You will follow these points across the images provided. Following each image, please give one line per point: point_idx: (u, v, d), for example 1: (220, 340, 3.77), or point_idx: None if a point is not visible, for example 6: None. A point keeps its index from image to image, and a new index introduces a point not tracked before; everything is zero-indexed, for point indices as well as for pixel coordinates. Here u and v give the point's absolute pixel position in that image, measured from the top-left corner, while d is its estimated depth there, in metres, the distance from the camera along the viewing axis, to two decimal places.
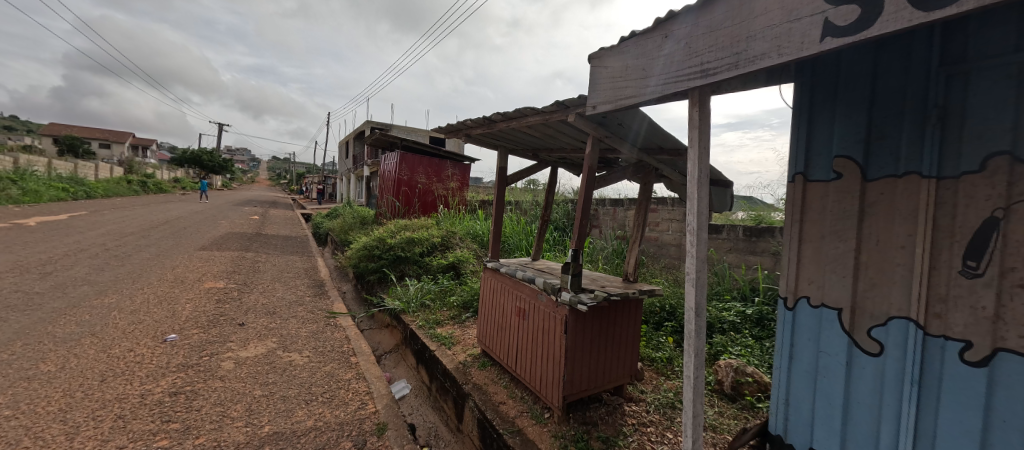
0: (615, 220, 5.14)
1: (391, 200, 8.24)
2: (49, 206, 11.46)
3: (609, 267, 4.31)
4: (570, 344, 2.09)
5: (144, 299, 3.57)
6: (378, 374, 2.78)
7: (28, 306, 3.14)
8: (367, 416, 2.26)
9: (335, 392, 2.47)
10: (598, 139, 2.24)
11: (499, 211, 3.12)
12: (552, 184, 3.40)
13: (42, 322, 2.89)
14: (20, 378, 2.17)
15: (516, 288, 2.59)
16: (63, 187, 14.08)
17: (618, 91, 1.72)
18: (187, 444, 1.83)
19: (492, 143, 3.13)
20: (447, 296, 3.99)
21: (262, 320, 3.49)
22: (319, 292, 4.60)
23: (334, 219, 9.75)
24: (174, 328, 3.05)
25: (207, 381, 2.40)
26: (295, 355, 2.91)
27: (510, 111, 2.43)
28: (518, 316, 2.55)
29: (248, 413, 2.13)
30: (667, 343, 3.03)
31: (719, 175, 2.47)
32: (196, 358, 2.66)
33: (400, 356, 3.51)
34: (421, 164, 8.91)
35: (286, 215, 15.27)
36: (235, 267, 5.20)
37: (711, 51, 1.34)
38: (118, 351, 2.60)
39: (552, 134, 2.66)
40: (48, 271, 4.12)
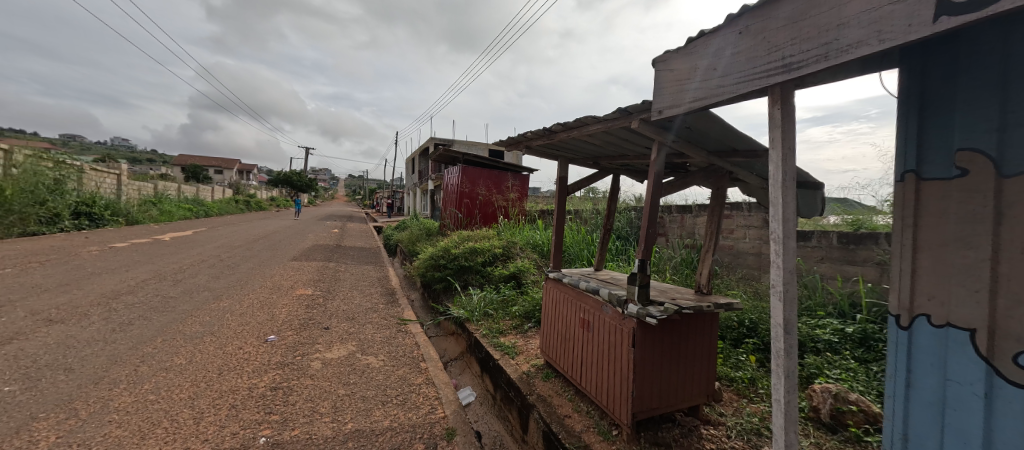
0: (683, 227, 4.86)
1: (454, 212, 8.60)
2: (180, 223, 13.74)
3: (679, 278, 4.08)
4: (638, 359, 2.00)
5: (250, 303, 4.10)
6: (446, 381, 2.89)
7: (166, 308, 3.76)
8: (437, 421, 2.35)
9: (407, 395, 2.61)
10: (664, 144, 2.14)
11: (560, 221, 3.12)
12: (614, 192, 3.32)
13: (176, 321, 3.45)
14: (162, 368, 2.61)
15: (579, 299, 2.56)
16: (188, 208, 16.78)
17: (685, 94, 1.66)
18: (285, 435, 2.04)
19: (552, 153, 3.14)
20: (510, 306, 4.04)
21: (343, 324, 3.81)
22: (391, 299, 4.92)
23: (402, 231, 10.41)
24: (273, 330, 3.45)
25: (300, 378, 2.67)
26: (372, 358, 3.13)
27: (570, 121, 2.43)
28: (581, 327, 2.51)
29: (334, 410, 2.32)
30: (749, 361, 2.76)
31: (806, 176, 2.23)
32: (291, 357, 2.98)
33: (465, 363, 3.62)
34: (481, 177, 9.20)
35: (361, 228, 16.63)
36: (320, 276, 5.77)
37: (794, 43, 1.24)
38: (231, 348, 3.00)
39: (614, 141, 2.60)
40: (180, 278, 4.91)
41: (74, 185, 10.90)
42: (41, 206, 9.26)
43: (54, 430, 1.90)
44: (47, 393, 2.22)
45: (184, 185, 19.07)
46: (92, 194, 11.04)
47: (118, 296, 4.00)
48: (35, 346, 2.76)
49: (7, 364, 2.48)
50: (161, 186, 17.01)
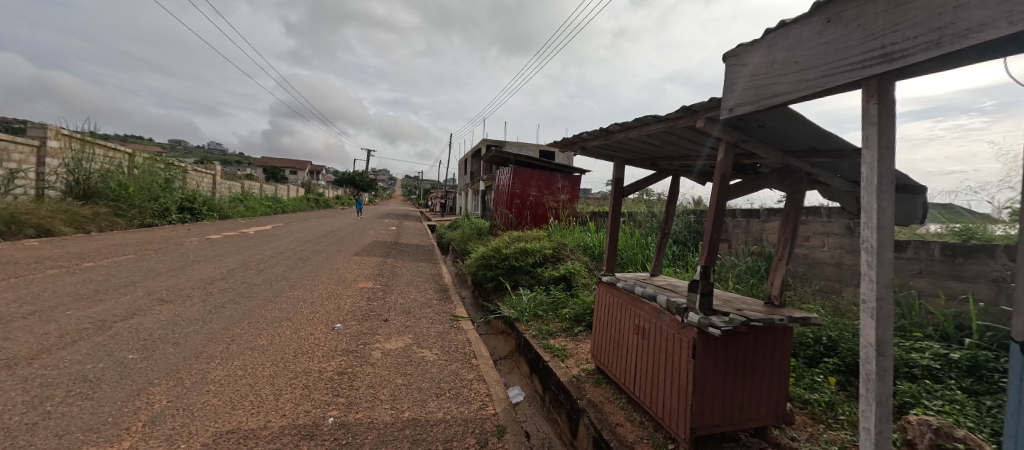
0: (750, 233, 4.53)
1: (504, 213, 8.73)
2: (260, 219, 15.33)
3: (743, 287, 3.80)
4: (700, 371, 1.88)
5: (320, 293, 4.46)
6: (496, 378, 2.93)
7: (251, 294, 4.21)
8: (488, 417, 2.39)
9: (459, 389, 2.69)
10: (732, 144, 2.00)
11: (614, 223, 3.04)
12: (673, 195, 3.17)
13: (259, 306, 3.85)
14: (248, 347, 2.92)
15: (634, 305, 2.47)
16: (268, 205, 18.67)
17: (761, 89, 1.54)
18: (351, 417, 2.19)
19: (607, 154, 3.08)
20: (559, 308, 4.01)
21: (400, 317, 4.02)
22: (444, 296, 5.10)
23: (454, 231, 10.75)
24: (339, 319, 3.72)
25: (363, 365, 2.85)
26: (427, 351, 3.27)
27: (628, 121, 2.36)
28: (636, 334, 2.42)
29: (393, 398, 2.46)
30: (827, 384, 2.50)
31: (905, 179, 1.98)
32: (355, 345, 3.19)
33: (514, 362, 3.64)
34: (533, 178, 9.23)
35: (416, 226, 17.40)
36: (379, 271, 6.14)
37: (897, 30, 1.10)
38: (304, 333, 3.29)
39: (675, 141, 2.49)
40: (262, 268, 5.48)
41: (180, 183, 12.57)
42: (155, 202, 10.79)
43: (165, 394, 2.21)
44: (160, 362, 2.57)
45: (264, 184, 21.22)
46: (194, 191, 12.65)
47: (214, 282, 4.55)
48: (152, 322, 3.22)
49: (130, 335, 2.92)
50: (246, 185, 19.07)
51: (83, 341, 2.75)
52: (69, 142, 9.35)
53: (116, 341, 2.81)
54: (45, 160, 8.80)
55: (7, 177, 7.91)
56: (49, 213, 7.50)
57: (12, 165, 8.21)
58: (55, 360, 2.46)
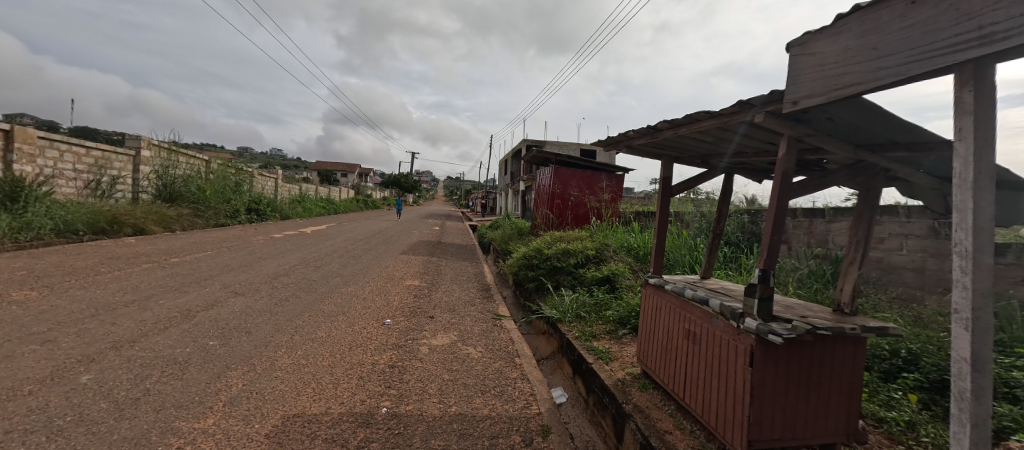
0: (812, 235, 4.21)
1: (545, 213, 8.72)
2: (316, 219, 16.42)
3: (805, 292, 3.54)
4: (758, 380, 1.76)
5: (371, 290, 4.70)
6: (539, 378, 2.94)
7: (310, 289, 4.52)
8: (532, 416, 2.39)
9: (504, 387, 2.73)
10: (795, 139, 1.86)
11: (661, 223, 2.94)
12: (727, 194, 3.02)
13: (318, 300, 4.13)
14: (309, 338, 3.14)
15: (684, 309, 2.38)
16: (322, 207, 19.96)
17: (832, 80, 1.43)
18: (402, 408, 2.29)
19: (655, 152, 2.99)
20: (603, 310, 3.94)
21: (446, 315, 4.15)
22: (486, 295, 5.19)
23: (495, 231, 10.91)
24: (389, 315, 3.91)
25: (412, 360, 2.97)
26: (471, 349, 3.34)
27: (678, 118, 2.27)
28: (686, 339, 2.33)
29: (441, 392, 2.54)
30: (908, 401, 2.26)
31: (1006, 174, 1.76)
32: (404, 340, 3.34)
33: (557, 363, 3.62)
34: (574, 178, 9.12)
35: (458, 226, 17.79)
36: (424, 269, 6.37)
37: (999, 7, 0.98)
38: (358, 328, 3.48)
39: (729, 138, 2.36)
40: (320, 265, 5.87)
41: (247, 186, 13.76)
42: (227, 203, 11.90)
43: (240, 378, 2.43)
44: (235, 349, 2.84)
45: (318, 186, 22.70)
46: (259, 194, 13.79)
47: (278, 277, 4.93)
48: (228, 312, 3.56)
49: (211, 324, 3.24)
50: (304, 188, 20.49)
51: (173, 328, 3.09)
52: (158, 151, 10.53)
53: (199, 329, 3.14)
54: (139, 168, 9.98)
55: (110, 182, 9.06)
56: (143, 214, 8.49)
57: (113, 172, 9.38)
58: (152, 344, 2.79)
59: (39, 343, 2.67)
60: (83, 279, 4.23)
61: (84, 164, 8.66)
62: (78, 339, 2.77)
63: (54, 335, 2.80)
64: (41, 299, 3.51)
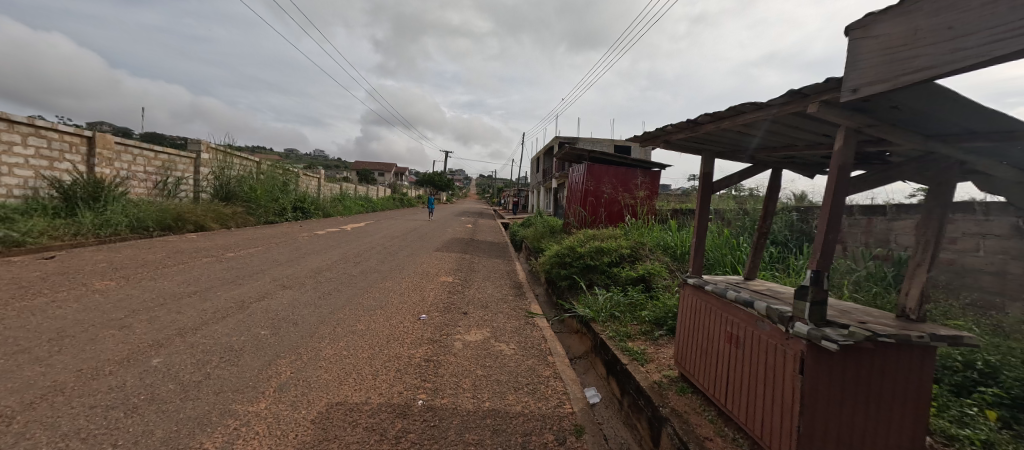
0: (871, 234, 3.89)
1: (578, 211, 8.61)
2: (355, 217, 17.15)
3: (863, 296, 3.28)
4: (811, 390, 1.64)
5: (407, 286, 4.84)
6: (572, 377, 2.91)
7: (351, 283, 4.73)
8: (565, 415, 2.37)
9: (537, 385, 2.72)
10: (854, 130, 1.71)
11: (702, 221, 2.82)
12: (774, 190, 2.85)
13: (358, 295, 4.31)
14: (350, 331, 3.29)
15: (726, 311, 2.27)
16: (361, 205, 20.83)
17: (900, 65, 1.30)
18: (437, 401, 2.35)
19: (694, 147, 2.87)
20: (638, 310, 3.85)
21: (479, 311, 4.20)
22: (519, 293, 5.21)
23: (527, 228, 10.93)
24: (424, 310, 4.01)
25: (446, 355, 3.04)
26: (504, 345, 3.37)
27: (720, 111, 2.16)
28: (728, 342, 2.22)
29: (475, 388, 2.58)
30: (985, 419, 2.03)
31: None
32: (439, 335, 3.41)
33: (590, 363, 3.57)
34: (608, 174, 8.91)
35: (490, 224, 17.91)
36: (458, 266, 6.48)
37: None
38: (394, 322, 3.60)
39: (778, 130, 2.22)
40: (360, 261, 6.13)
41: (294, 186, 14.61)
42: (276, 202, 12.68)
43: (289, 367, 2.59)
44: (284, 339, 3.03)
45: (358, 185, 23.70)
46: (304, 193, 14.59)
47: (322, 272, 5.20)
48: (278, 304, 3.80)
49: (262, 315, 3.47)
50: (344, 187, 21.47)
51: (230, 318, 3.34)
52: (215, 154, 11.39)
53: (253, 319, 3.37)
54: (200, 169, 10.84)
55: (174, 183, 9.91)
56: (202, 212, 9.22)
57: (178, 174, 10.25)
58: (211, 332, 3.03)
59: (118, 328, 2.97)
60: (153, 271, 4.67)
61: (153, 167, 9.52)
62: (150, 326, 3.06)
63: (130, 321, 3.11)
64: (119, 288, 3.91)
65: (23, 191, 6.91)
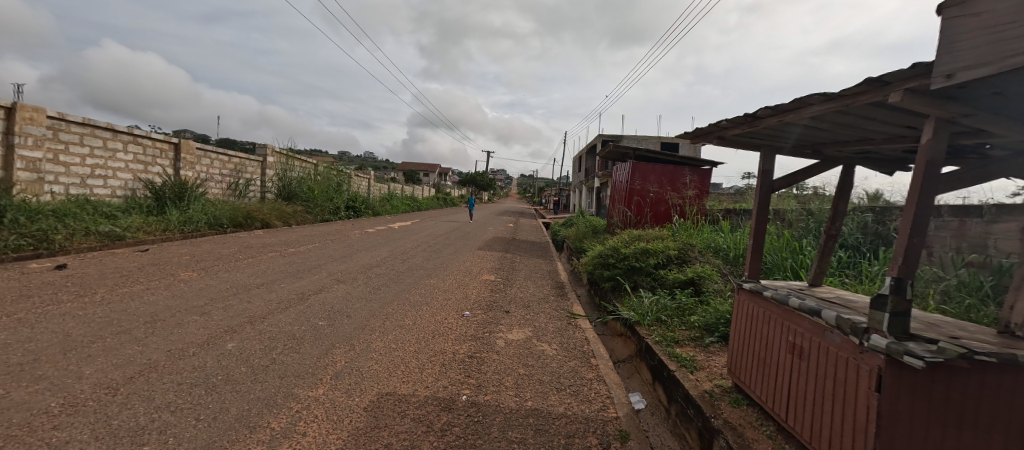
0: (964, 238, 3.44)
1: (622, 210, 8.38)
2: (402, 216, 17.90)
3: (953, 308, 2.90)
4: (890, 412, 1.46)
5: (451, 283, 4.97)
6: (616, 381, 2.84)
7: (399, 279, 4.94)
8: (610, 420, 2.31)
9: (579, 387, 2.69)
10: (946, 120, 1.52)
11: (760, 222, 2.63)
12: (845, 189, 2.60)
13: (405, 290, 4.49)
14: (398, 325, 3.44)
15: (788, 319, 2.10)
16: (407, 205, 21.69)
17: (1005, 44, 1.13)
18: (481, 398, 2.40)
19: (752, 142, 2.69)
20: (686, 315, 3.68)
21: (520, 310, 4.22)
22: (560, 293, 5.17)
23: (568, 228, 10.83)
24: (467, 307, 4.10)
25: (489, 352, 3.08)
26: (546, 345, 3.36)
27: (783, 104, 2.00)
28: (790, 353, 2.06)
29: (518, 386, 2.60)
30: None
31: None
32: (481, 332, 3.48)
33: (634, 368, 3.46)
34: (654, 173, 8.56)
35: (532, 224, 17.96)
36: (499, 264, 6.55)
37: None
38: (440, 318, 3.72)
39: (851, 122, 2.02)
40: (406, 258, 6.38)
41: (347, 186, 15.53)
42: (331, 202, 13.55)
43: (344, 356, 2.76)
44: (340, 330, 3.23)
45: (405, 186, 24.76)
46: (355, 193, 15.47)
47: (372, 268, 5.47)
48: (333, 297, 4.05)
49: (320, 306, 3.73)
50: (392, 187, 22.51)
51: (292, 308, 3.62)
52: (279, 157, 12.40)
53: (312, 310, 3.63)
54: (266, 171, 11.83)
55: (244, 184, 10.90)
56: (267, 211, 10.05)
57: (247, 176, 11.28)
58: (276, 321, 3.29)
59: (199, 315, 3.31)
60: (227, 263, 5.16)
61: (227, 169, 10.52)
62: (225, 313, 3.38)
63: (209, 308, 3.46)
64: (200, 279, 4.36)
65: (124, 192, 7.93)
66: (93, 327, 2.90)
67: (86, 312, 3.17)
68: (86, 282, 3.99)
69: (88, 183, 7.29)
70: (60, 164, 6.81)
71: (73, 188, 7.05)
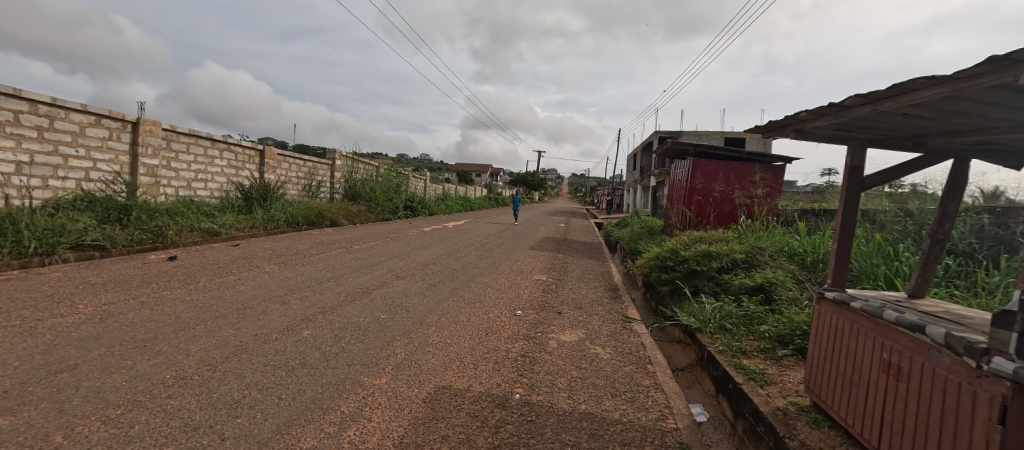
0: None
1: (682, 211, 7.94)
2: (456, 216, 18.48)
3: None
4: None
5: (503, 282, 5.04)
6: (675, 390, 2.70)
7: (454, 277, 5.12)
8: (669, 431, 2.20)
9: (635, 394, 2.60)
10: None
11: (847, 224, 2.36)
12: (957, 188, 2.25)
13: (459, 288, 4.64)
14: (454, 321, 3.57)
15: (883, 335, 1.85)
16: (460, 205, 22.41)
17: None
18: (534, 397, 2.41)
19: (838, 136, 2.41)
20: (755, 324, 3.41)
21: (573, 312, 4.18)
22: (614, 295, 5.03)
23: (622, 229, 10.51)
24: (519, 307, 4.13)
25: (542, 352, 3.09)
26: (600, 349, 3.29)
27: (878, 92, 1.77)
28: (883, 371, 1.81)
29: (570, 389, 2.57)
30: None
31: None
32: (534, 332, 3.49)
33: (695, 377, 3.27)
34: (717, 170, 8.02)
35: (584, 224, 17.69)
36: (551, 265, 6.53)
37: None
38: (494, 316, 3.79)
39: (967, 109, 1.73)
40: (460, 256, 6.58)
41: (406, 187, 16.38)
42: (391, 202, 14.37)
43: (404, 348, 2.91)
44: (401, 323, 3.41)
45: (458, 186, 25.59)
46: (413, 194, 16.27)
47: (429, 265, 5.72)
48: (394, 292, 4.30)
49: (383, 301, 3.98)
50: (447, 188, 23.40)
51: (358, 301, 3.91)
52: (346, 161, 13.41)
53: (376, 303, 3.88)
54: (334, 174, 12.86)
55: (316, 185, 11.93)
56: (336, 210, 10.91)
57: (319, 178, 12.34)
58: (345, 312, 3.57)
59: (280, 303, 3.69)
60: (303, 258, 5.69)
61: (302, 173, 11.58)
62: (301, 303, 3.73)
63: (288, 298, 3.84)
64: (281, 271, 4.85)
65: (220, 194, 9.06)
66: (198, 311, 3.35)
67: (192, 298, 3.67)
68: (192, 272, 4.61)
69: (193, 186, 8.43)
70: (171, 170, 7.92)
71: (181, 190, 8.17)
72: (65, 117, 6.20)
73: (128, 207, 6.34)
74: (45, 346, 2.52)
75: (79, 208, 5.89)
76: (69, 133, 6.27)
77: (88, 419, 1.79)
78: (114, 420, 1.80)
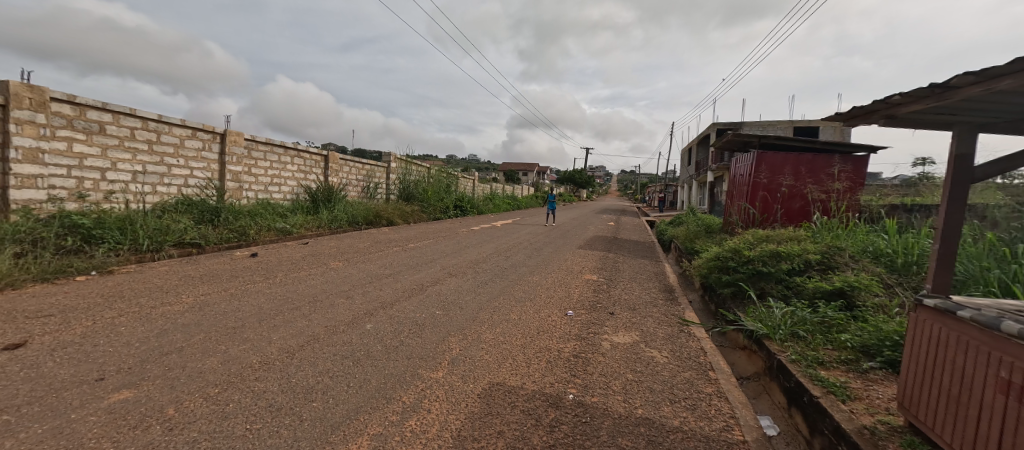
0: None
1: (744, 208, 7.43)
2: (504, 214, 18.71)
3: None
4: None
5: (553, 281, 5.02)
6: (741, 400, 2.53)
7: (505, 276, 5.18)
8: (735, 443, 2.06)
9: (696, 401, 2.47)
10: None
11: (953, 222, 2.06)
12: None
13: (510, 286, 4.70)
14: (506, 319, 3.62)
15: (998, 350, 1.59)
16: (507, 204, 22.63)
17: None
18: (588, 399, 2.38)
19: (940, 120, 2.11)
20: (833, 331, 3.10)
21: (625, 313, 4.07)
22: (669, 297, 4.81)
23: (677, 227, 10.03)
24: (570, 307, 4.09)
25: (595, 353, 3.04)
26: (656, 352, 3.16)
27: (994, 69, 1.53)
28: (996, 391, 1.57)
29: (625, 392, 2.51)
30: None
31: None
32: (586, 332, 3.44)
33: (762, 387, 3.04)
34: (786, 163, 7.38)
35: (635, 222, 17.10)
36: (601, 264, 6.40)
37: None
38: (545, 315, 3.79)
39: None
40: (509, 255, 6.66)
41: (455, 187, 16.84)
42: (442, 201, 14.83)
43: (459, 344, 3.00)
44: (456, 320, 3.53)
45: (505, 185, 25.89)
46: (462, 194, 16.68)
47: (479, 263, 5.85)
48: (448, 289, 4.46)
49: (438, 297, 4.13)
50: (494, 187, 23.75)
51: (416, 297, 4.09)
52: (400, 163, 14.06)
53: (432, 300, 4.04)
54: (389, 176, 13.55)
55: (374, 187, 12.65)
56: (391, 210, 11.49)
57: (376, 179, 13.06)
58: (403, 307, 3.75)
59: (346, 298, 3.96)
60: (364, 255, 6.08)
61: (361, 175, 12.34)
62: (365, 298, 3.98)
63: (353, 293, 4.12)
64: (346, 268, 5.22)
65: (291, 196, 9.93)
66: (278, 304, 3.70)
67: (272, 291, 4.06)
68: (272, 267, 5.11)
69: (269, 189, 9.32)
70: (251, 175, 8.81)
71: (260, 194, 9.07)
72: (168, 131, 7.12)
73: (218, 209, 7.15)
74: (159, 330, 2.93)
75: (179, 210, 6.76)
76: (172, 145, 7.19)
77: (193, 396, 2.05)
78: (213, 397, 2.04)
